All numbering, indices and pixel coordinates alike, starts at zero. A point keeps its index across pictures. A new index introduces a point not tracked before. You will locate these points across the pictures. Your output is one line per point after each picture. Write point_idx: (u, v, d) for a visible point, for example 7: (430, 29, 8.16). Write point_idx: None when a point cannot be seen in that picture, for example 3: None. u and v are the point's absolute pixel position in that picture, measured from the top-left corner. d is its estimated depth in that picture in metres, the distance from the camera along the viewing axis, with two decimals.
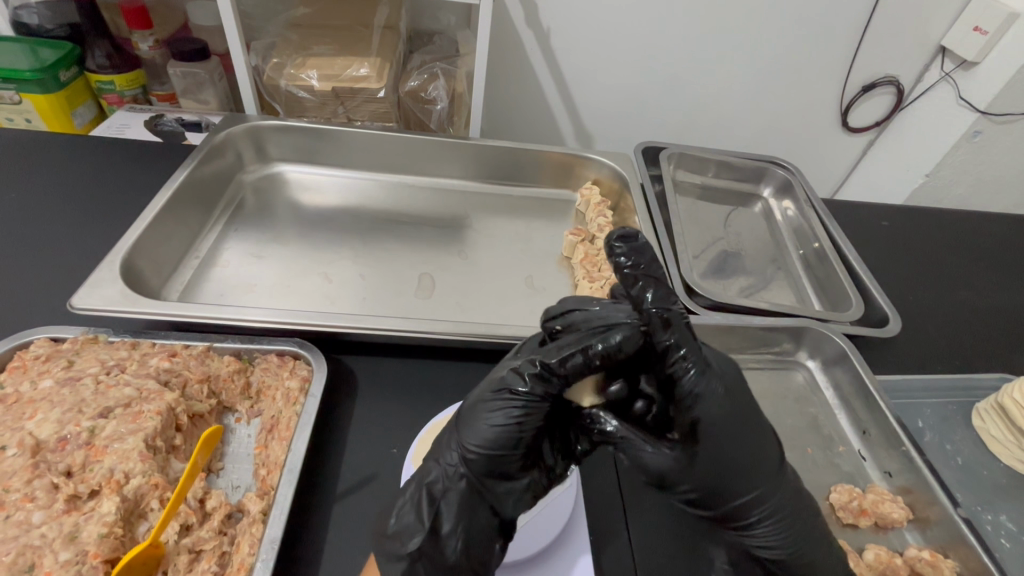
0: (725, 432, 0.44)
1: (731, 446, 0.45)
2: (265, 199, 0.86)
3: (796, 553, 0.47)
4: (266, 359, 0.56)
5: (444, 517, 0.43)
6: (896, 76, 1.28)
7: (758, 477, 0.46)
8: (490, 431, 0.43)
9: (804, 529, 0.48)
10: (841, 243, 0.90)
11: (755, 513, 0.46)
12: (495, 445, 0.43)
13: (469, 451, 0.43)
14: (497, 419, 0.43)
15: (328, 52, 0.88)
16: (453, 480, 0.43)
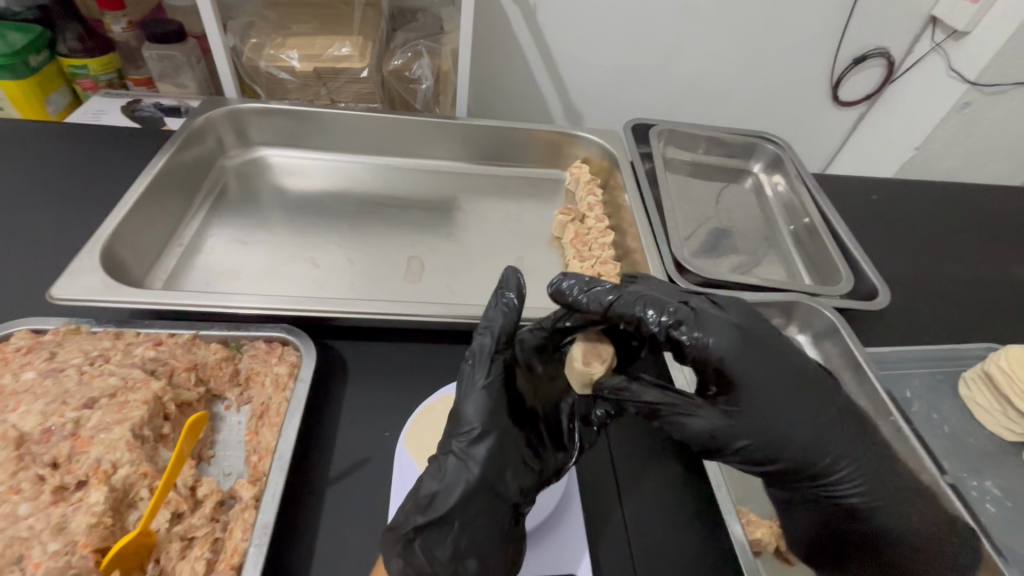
0: (759, 374, 0.47)
1: (778, 390, 0.47)
2: (249, 184, 0.84)
3: (875, 490, 0.48)
4: (254, 345, 0.56)
5: (449, 488, 0.43)
6: (886, 48, 1.27)
7: (806, 414, 0.47)
8: (477, 406, 0.45)
9: (875, 463, 0.49)
10: (831, 217, 0.90)
11: (820, 456, 0.47)
12: (475, 418, 0.45)
13: (464, 428, 0.45)
14: (472, 396, 0.46)
15: (309, 31, 0.86)
16: (446, 460, 0.44)
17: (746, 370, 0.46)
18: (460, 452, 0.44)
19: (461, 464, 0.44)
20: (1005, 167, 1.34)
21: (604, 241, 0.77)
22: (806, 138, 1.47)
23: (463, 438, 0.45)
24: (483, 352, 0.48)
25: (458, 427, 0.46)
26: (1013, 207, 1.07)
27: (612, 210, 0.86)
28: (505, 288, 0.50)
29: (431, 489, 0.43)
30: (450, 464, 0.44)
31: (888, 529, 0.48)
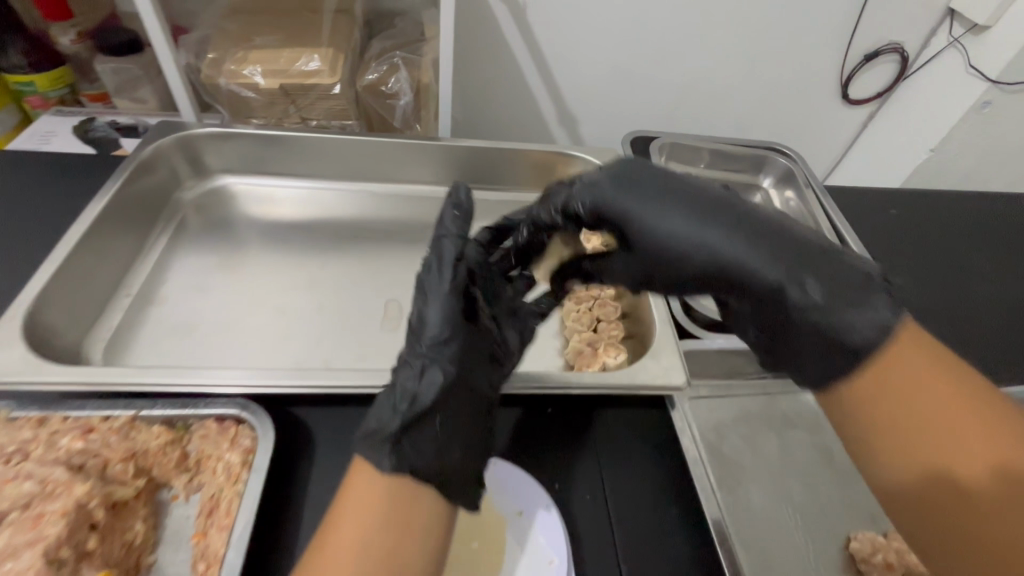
0: (633, 196, 0.42)
1: (645, 202, 0.42)
2: (210, 216, 0.76)
3: (825, 285, 0.39)
4: (204, 425, 0.49)
5: (427, 390, 0.39)
6: (900, 43, 1.18)
7: (701, 218, 0.41)
8: (436, 313, 0.40)
9: (806, 251, 0.40)
10: (850, 242, 0.82)
11: (734, 262, 0.40)
12: (447, 318, 0.41)
13: (423, 339, 0.40)
14: (434, 292, 0.41)
15: (274, 43, 0.78)
16: (418, 369, 0.40)
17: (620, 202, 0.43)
18: (423, 359, 0.40)
19: (430, 369, 0.40)
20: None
21: None
22: (814, 139, 1.39)
23: (422, 346, 0.40)
24: (439, 264, 0.42)
25: (414, 338, 0.41)
26: None
27: None
28: (457, 201, 0.43)
29: (395, 408, 0.39)
30: (417, 371, 0.40)
31: (862, 326, 0.37)
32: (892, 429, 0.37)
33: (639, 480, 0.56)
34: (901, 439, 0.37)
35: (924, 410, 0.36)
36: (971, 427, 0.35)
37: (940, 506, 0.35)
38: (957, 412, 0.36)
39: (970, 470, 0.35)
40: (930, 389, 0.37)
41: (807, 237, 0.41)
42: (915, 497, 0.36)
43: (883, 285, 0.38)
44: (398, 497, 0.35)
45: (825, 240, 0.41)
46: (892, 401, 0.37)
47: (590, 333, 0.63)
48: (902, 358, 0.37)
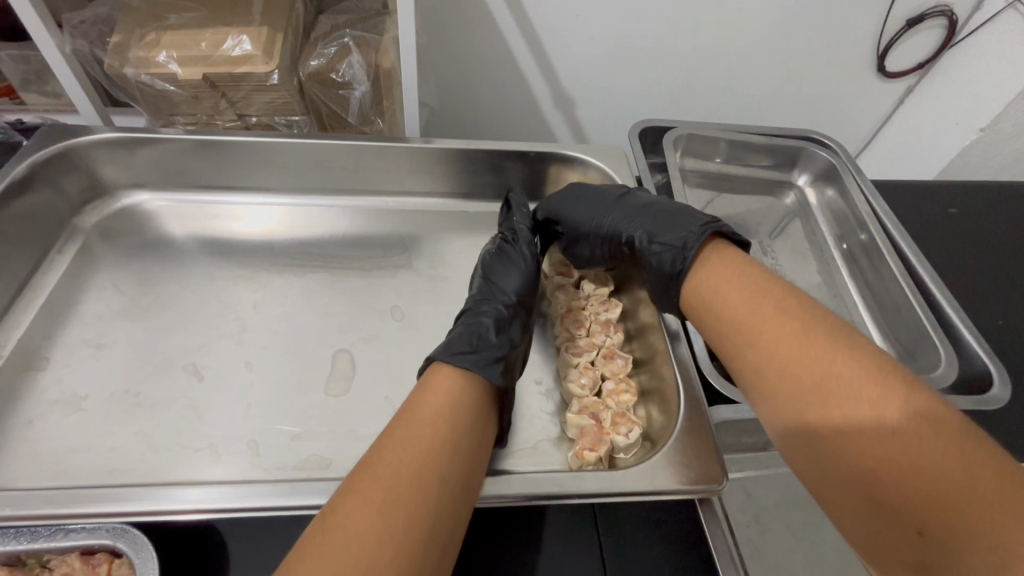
0: (570, 200, 0.61)
1: (575, 203, 0.61)
2: (118, 245, 0.61)
3: (657, 226, 0.55)
4: (66, 561, 0.36)
5: (515, 334, 0.52)
6: (948, 5, 1.00)
7: (606, 204, 0.59)
8: (518, 279, 0.56)
9: (664, 211, 0.56)
10: (915, 262, 0.67)
11: (636, 233, 0.56)
12: (524, 287, 0.56)
13: (506, 290, 0.55)
14: (518, 264, 0.57)
15: (193, 23, 0.62)
16: (492, 335, 0.50)
17: (563, 204, 0.62)
18: (511, 311, 0.53)
19: (514, 316, 0.53)
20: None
21: (609, 316, 0.56)
22: (843, 118, 1.22)
23: (511, 299, 0.54)
24: (518, 240, 0.60)
25: (496, 288, 0.55)
26: None
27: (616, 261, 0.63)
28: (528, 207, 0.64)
29: (481, 342, 0.49)
30: (507, 314, 0.52)
31: (669, 258, 0.52)
32: (774, 386, 0.42)
33: None
34: (814, 380, 0.40)
35: (783, 356, 0.42)
36: (825, 363, 0.40)
37: (826, 441, 0.38)
38: (831, 355, 0.40)
39: (840, 401, 0.38)
40: (778, 336, 0.44)
41: (687, 211, 0.56)
42: (805, 439, 0.40)
43: (704, 223, 0.53)
44: (478, 413, 0.43)
45: (681, 205, 0.57)
46: (753, 350, 0.45)
47: (592, 398, 0.50)
48: (714, 286, 0.49)
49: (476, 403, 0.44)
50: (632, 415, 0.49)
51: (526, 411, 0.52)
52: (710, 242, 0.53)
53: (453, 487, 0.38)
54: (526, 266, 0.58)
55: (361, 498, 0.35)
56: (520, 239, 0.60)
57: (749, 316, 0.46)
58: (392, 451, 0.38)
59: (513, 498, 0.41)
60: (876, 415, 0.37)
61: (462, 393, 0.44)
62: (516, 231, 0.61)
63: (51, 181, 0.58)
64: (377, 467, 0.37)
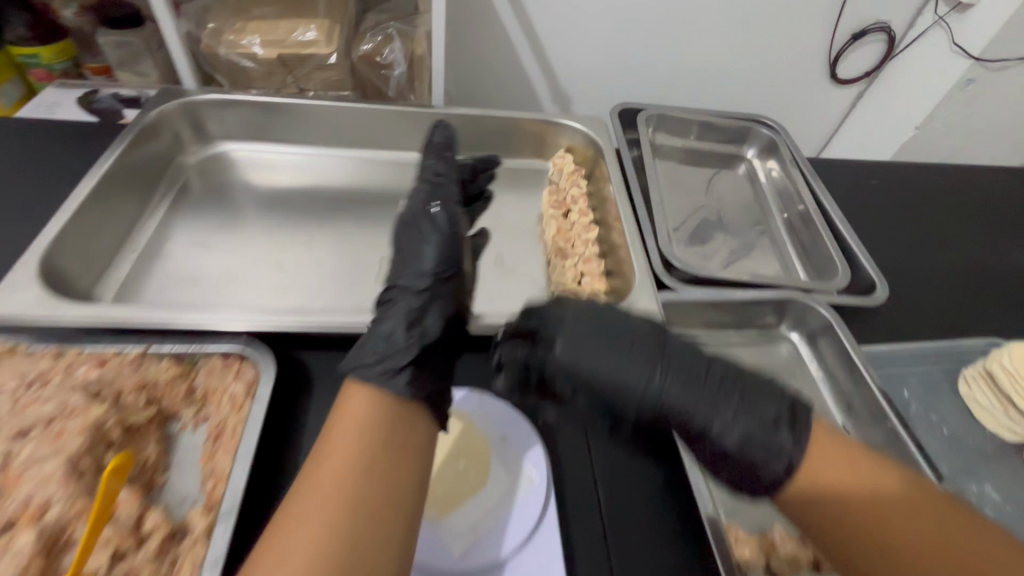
0: (587, 344, 0.45)
1: (601, 354, 0.44)
2: (211, 181, 0.79)
3: (737, 420, 0.43)
4: (209, 360, 0.52)
5: (430, 325, 0.50)
6: (887, 22, 1.18)
7: (642, 360, 0.45)
8: (434, 255, 0.54)
9: (737, 389, 0.45)
10: (829, 207, 0.84)
11: (708, 422, 0.44)
12: (439, 269, 0.53)
13: (417, 280, 0.53)
14: (433, 243, 0.55)
15: (272, 15, 0.79)
16: (404, 334, 0.47)
17: (563, 330, 0.45)
18: (427, 296, 0.51)
19: (430, 302, 0.51)
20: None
21: (588, 236, 0.72)
22: (802, 118, 1.41)
23: (425, 285, 0.52)
24: (435, 217, 0.57)
25: (412, 273, 0.53)
26: None
27: (598, 201, 0.80)
28: (455, 147, 0.72)
29: (390, 348, 0.46)
30: (420, 308, 0.50)
31: (769, 469, 0.41)
32: (844, 501, 0.39)
33: None
34: (892, 513, 0.38)
35: (860, 480, 0.39)
36: (871, 469, 0.40)
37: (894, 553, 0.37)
38: (897, 481, 0.39)
39: (886, 492, 0.39)
40: (857, 470, 0.40)
41: (757, 382, 0.46)
42: (876, 553, 0.37)
43: (783, 408, 0.44)
44: (397, 428, 0.41)
45: (734, 364, 0.47)
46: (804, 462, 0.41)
47: (573, 287, 0.67)
48: (812, 462, 0.41)
49: (384, 412, 0.41)
50: (602, 298, 0.66)
51: (521, 298, 0.70)
52: (811, 422, 0.43)
53: (391, 499, 0.37)
54: (438, 245, 0.55)
55: (299, 526, 0.35)
56: (433, 217, 0.57)
57: (821, 452, 0.41)
58: (324, 478, 0.37)
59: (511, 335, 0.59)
60: (916, 504, 0.38)
61: (369, 412, 0.41)
62: (431, 204, 0.59)
63: (168, 128, 0.77)
64: (312, 495, 0.36)
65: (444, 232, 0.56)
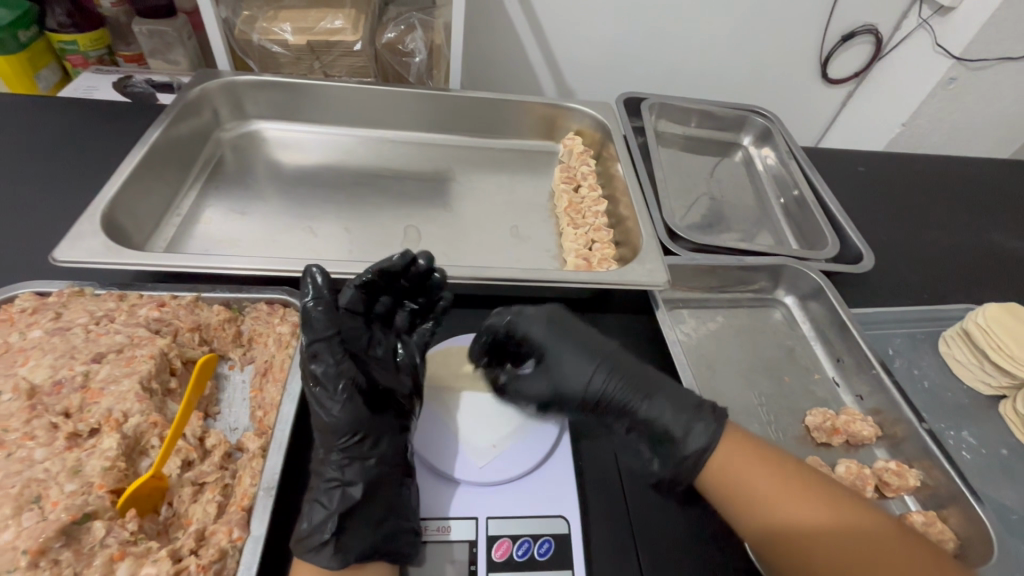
0: (548, 343, 0.57)
1: (557, 348, 0.57)
2: (244, 157, 0.85)
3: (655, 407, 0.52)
4: (256, 307, 0.56)
5: (353, 486, 0.46)
6: (874, 24, 1.20)
7: (589, 361, 0.56)
8: (336, 420, 0.47)
9: (665, 387, 0.54)
10: (820, 188, 0.90)
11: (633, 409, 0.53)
12: (347, 431, 0.47)
13: (332, 446, 0.47)
14: (328, 405, 0.47)
15: (301, 3, 0.82)
16: (326, 520, 0.43)
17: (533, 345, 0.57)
18: (345, 465, 0.47)
19: (348, 467, 0.47)
20: (1006, 133, 1.28)
21: (597, 209, 0.79)
22: None
23: (339, 450, 0.47)
24: (320, 379, 0.48)
25: (325, 440, 0.47)
26: (1003, 178, 1.04)
27: (605, 180, 0.86)
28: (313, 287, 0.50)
29: (315, 519, 0.44)
30: (340, 480, 0.46)
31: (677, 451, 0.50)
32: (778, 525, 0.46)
33: None
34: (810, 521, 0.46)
35: (779, 502, 0.47)
36: (782, 485, 0.47)
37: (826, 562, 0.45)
38: (806, 494, 0.47)
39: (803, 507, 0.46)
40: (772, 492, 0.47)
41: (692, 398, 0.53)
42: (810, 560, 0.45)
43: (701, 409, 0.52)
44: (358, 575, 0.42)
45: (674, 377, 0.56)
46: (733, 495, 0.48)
47: (585, 251, 0.73)
48: (731, 470, 0.49)
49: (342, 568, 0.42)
50: (612, 261, 0.71)
51: (535, 263, 0.76)
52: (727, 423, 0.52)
53: None
54: (333, 410, 0.47)
55: None
56: (319, 377, 0.48)
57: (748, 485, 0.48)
58: None
59: (531, 289, 0.64)
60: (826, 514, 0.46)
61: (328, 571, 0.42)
62: (313, 355, 0.48)
63: (207, 105, 0.83)
64: None
65: (338, 393, 0.48)
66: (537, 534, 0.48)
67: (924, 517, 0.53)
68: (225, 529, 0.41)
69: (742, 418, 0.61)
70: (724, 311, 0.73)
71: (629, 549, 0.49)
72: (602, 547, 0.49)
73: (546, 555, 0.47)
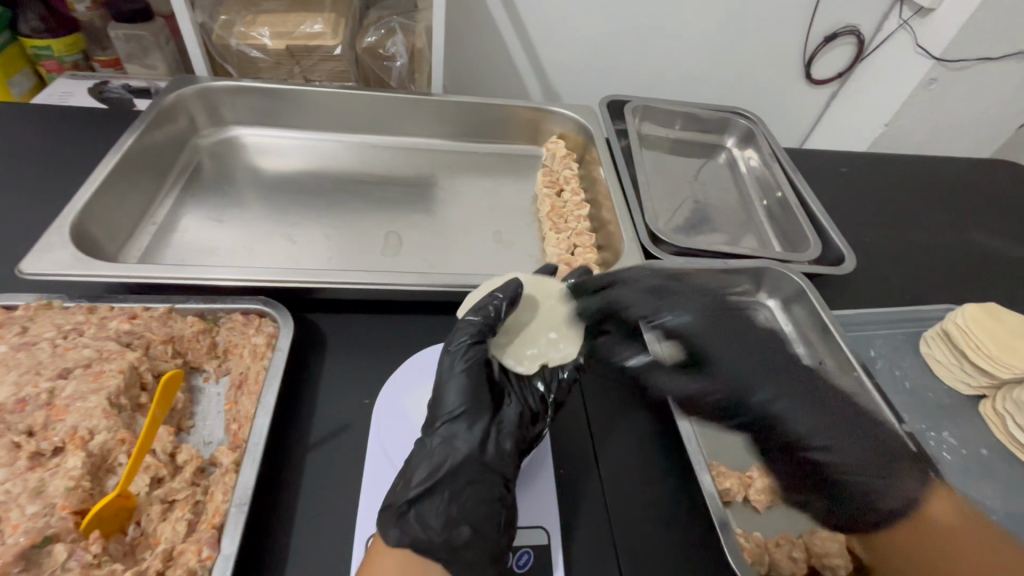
0: (725, 340, 0.53)
1: (724, 341, 0.53)
2: (222, 164, 0.84)
3: (825, 428, 0.48)
4: (231, 318, 0.55)
5: (423, 471, 0.45)
6: (856, 26, 1.21)
7: (772, 368, 0.51)
8: (455, 393, 0.49)
9: (821, 404, 0.49)
10: (802, 190, 0.90)
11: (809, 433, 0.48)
12: (457, 413, 0.48)
13: (446, 411, 0.48)
14: (456, 385, 0.49)
15: (280, 8, 0.82)
16: (408, 493, 0.44)
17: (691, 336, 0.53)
18: (444, 435, 0.47)
19: (453, 439, 0.47)
20: (986, 133, 1.29)
21: (580, 213, 0.78)
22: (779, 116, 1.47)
23: (449, 418, 0.48)
24: (467, 354, 0.51)
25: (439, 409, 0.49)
26: (984, 177, 1.05)
27: (589, 184, 0.86)
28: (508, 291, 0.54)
29: (406, 486, 0.44)
30: (443, 451, 0.46)
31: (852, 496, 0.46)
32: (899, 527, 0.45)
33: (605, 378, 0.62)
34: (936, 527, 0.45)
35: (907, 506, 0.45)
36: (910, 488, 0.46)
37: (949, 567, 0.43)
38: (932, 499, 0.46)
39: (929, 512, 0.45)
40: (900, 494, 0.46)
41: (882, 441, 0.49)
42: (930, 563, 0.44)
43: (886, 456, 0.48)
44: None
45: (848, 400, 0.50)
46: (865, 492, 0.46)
47: (567, 256, 0.72)
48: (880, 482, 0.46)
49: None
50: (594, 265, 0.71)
51: (518, 268, 0.75)
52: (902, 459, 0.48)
53: None
54: (483, 387, 0.50)
55: None
56: (462, 355, 0.51)
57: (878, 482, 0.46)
58: None
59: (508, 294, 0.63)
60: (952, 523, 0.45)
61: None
62: (460, 335, 0.52)
63: (184, 111, 0.82)
64: None
65: (466, 369, 0.50)
66: (516, 545, 0.47)
67: None
68: (194, 548, 0.40)
69: None
70: None
71: (611, 561, 0.48)
72: (582, 558, 0.48)
73: (526, 567, 0.46)
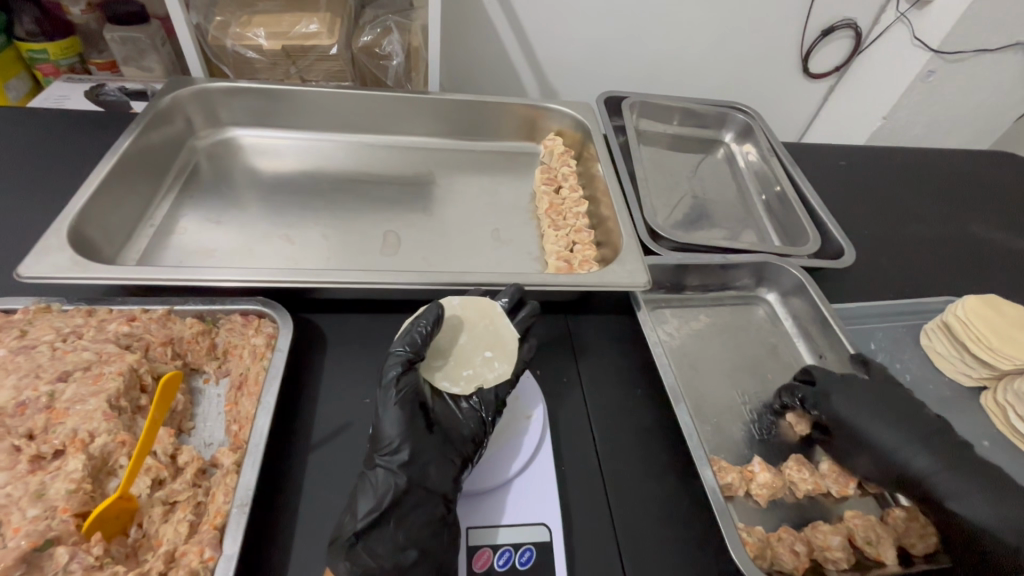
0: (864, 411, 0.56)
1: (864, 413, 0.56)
2: (220, 165, 0.84)
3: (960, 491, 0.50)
4: (230, 319, 0.55)
5: (368, 499, 0.44)
6: (854, 19, 1.21)
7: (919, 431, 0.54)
8: (391, 425, 0.47)
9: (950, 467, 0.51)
10: (801, 184, 0.90)
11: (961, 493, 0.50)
12: (394, 443, 0.46)
13: (382, 444, 0.47)
14: (392, 414, 0.48)
15: (275, 8, 0.81)
16: (353, 523, 0.43)
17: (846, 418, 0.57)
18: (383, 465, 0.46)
19: (391, 471, 0.45)
20: (984, 125, 1.29)
21: (579, 211, 0.78)
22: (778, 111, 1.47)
23: (387, 449, 0.46)
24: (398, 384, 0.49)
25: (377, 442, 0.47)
26: (982, 169, 1.05)
27: (587, 180, 0.85)
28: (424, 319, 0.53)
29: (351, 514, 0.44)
30: (383, 482, 0.45)
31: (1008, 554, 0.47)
32: None
33: (605, 374, 0.62)
34: None
35: None
36: None
37: None
38: None
39: None
40: None
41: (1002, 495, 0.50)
42: None
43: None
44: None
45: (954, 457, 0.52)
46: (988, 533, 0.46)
47: (566, 252, 0.72)
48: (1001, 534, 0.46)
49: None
50: (594, 262, 0.71)
51: (517, 266, 0.75)
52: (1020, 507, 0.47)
53: None
54: (416, 415, 0.48)
55: None
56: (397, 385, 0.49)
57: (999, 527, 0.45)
58: None
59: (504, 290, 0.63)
60: None
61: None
62: (392, 365, 0.51)
63: (181, 113, 0.82)
64: None
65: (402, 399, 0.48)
66: (517, 543, 0.47)
67: (906, 512, 0.53)
68: (197, 549, 0.40)
69: (725, 417, 0.61)
70: (707, 309, 0.73)
71: (613, 557, 0.48)
72: (584, 555, 0.48)
73: (528, 564, 0.46)
